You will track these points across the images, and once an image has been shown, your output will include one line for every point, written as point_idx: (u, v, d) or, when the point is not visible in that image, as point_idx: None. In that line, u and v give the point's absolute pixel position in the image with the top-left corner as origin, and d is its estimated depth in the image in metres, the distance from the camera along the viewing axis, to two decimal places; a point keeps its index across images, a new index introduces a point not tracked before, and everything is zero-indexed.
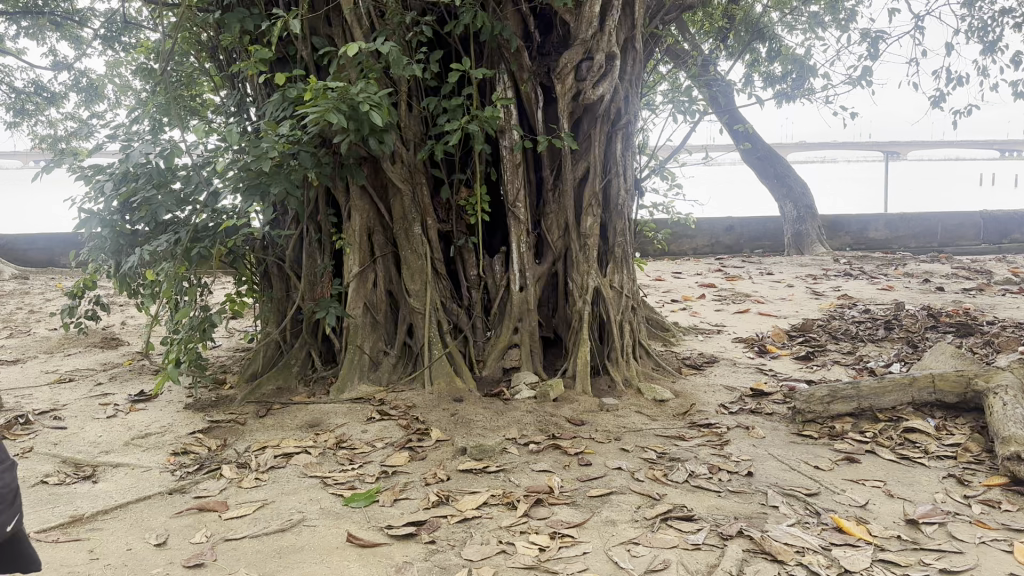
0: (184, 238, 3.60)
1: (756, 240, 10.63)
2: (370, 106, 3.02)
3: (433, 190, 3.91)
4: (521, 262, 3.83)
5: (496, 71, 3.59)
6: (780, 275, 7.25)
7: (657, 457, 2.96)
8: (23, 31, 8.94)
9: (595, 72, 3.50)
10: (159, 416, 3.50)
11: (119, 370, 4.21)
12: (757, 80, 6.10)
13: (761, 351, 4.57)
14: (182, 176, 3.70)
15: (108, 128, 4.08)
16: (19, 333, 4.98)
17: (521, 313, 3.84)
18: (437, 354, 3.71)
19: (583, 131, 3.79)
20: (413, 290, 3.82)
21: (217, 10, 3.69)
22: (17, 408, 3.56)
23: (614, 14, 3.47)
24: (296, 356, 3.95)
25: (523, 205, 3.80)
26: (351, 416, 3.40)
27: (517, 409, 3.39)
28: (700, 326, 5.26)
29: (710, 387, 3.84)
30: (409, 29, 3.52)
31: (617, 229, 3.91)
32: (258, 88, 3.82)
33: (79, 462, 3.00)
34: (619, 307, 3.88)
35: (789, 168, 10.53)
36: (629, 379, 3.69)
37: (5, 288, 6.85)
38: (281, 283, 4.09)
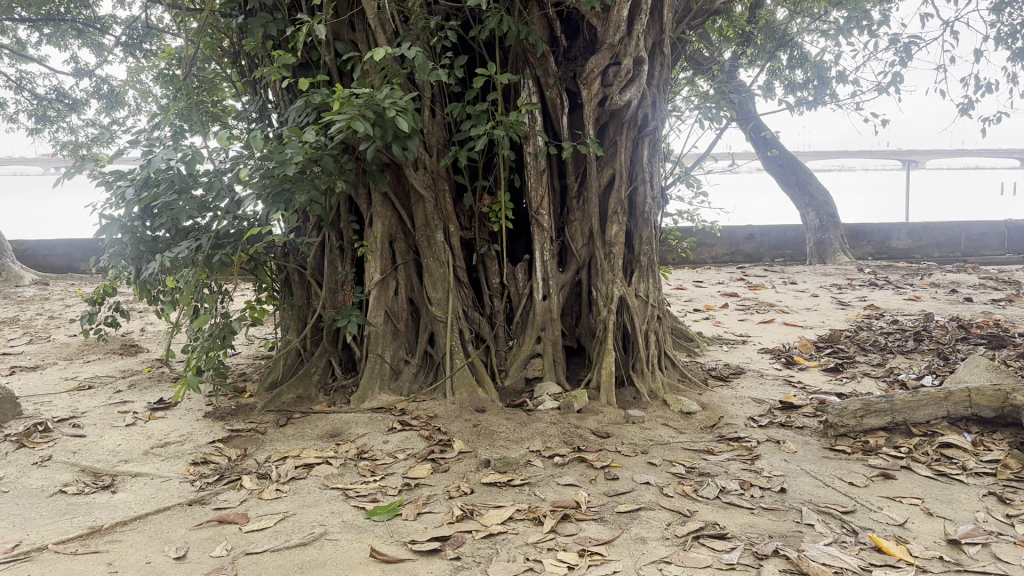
0: (205, 245, 3.57)
1: (777, 249, 10.52)
2: (396, 112, 2.97)
3: (455, 197, 3.86)
4: (544, 270, 3.77)
5: (521, 76, 3.54)
6: (803, 284, 7.14)
7: (685, 472, 2.89)
8: (46, 38, 9.02)
9: (622, 77, 3.45)
10: (178, 424, 3.46)
11: (139, 377, 4.19)
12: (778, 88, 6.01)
13: (788, 363, 4.48)
14: (204, 182, 3.67)
15: (129, 134, 4.06)
16: (39, 339, 4.98)
17: (545, 322, 3.78)
18: (459, 363, 3.65)
19: (608, 137, 3.73)
20: (435, 299, 3.76)
21: (240, 16, 3.66)
22: (36, 415, 3.53)
23: (642, 18, 3.41)
24: (316, 364, 3.90)
25: (547, 212, 3.74)
26: (372, 426, 3.34)
27: (541, 420, 3.32)
28: (724, 336, 5.18)
29: (738, 399, 3.75)
30: (434, 34, 3.48)
31: (643, 237, 3.84)
32: (281, 94, 3.78)
33: (98, 471, 2.96)
34: (644, 317, 3.81)
35: (811, 176, 10.40)
36: (655, 391, 3.62)
37: (26, 293, 6.88)
38: (302, 290, 4.05)
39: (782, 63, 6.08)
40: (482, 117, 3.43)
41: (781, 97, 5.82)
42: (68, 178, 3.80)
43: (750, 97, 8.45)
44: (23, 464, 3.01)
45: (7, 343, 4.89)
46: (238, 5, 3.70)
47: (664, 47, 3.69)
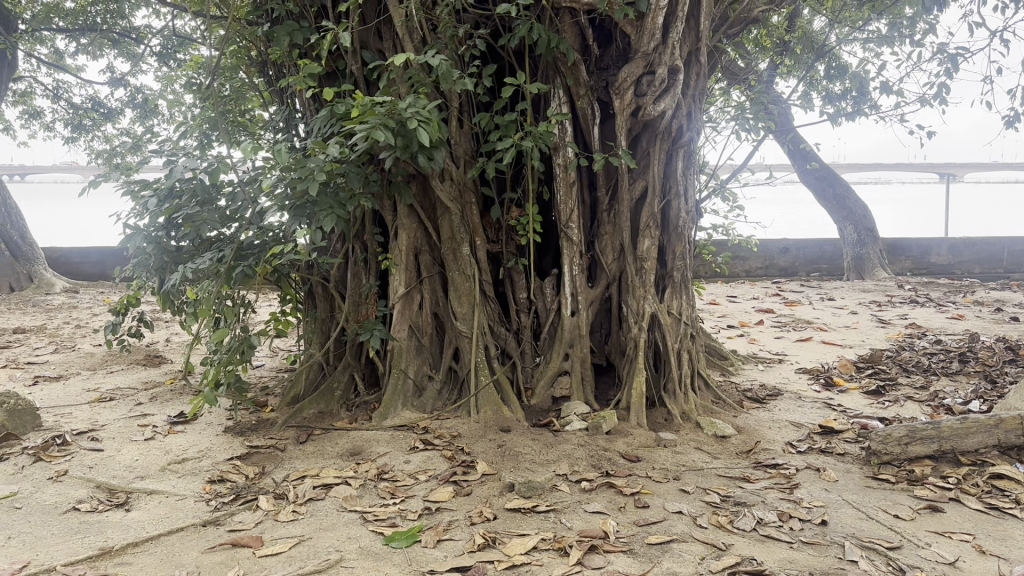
0: (227, 256, 3.50)
1: (814, 263, 10.28)
2: (418, 122, 2.88)
3: (483, 209, 3.76)
4: (573, 285, 3.65)
5: (551, 86, 3.43)
6: (841, 301, 6.94)
7: (720, 501, 2.74)
8: (82, 48, 9.11)
9: (656, 87, 3.32)
10: (197, 439, 3.39)
11: (160, 390, 4.13)
12: (816, 99, 5.84)
13: (827, 385, 4.31)
14: (227, 193, 3.61)
15: (155, 143, 4.02)
16: (64, 348, 4.96)
17: (573, 339, 3.66)
18: (484, 381, 3.54)
19: (641, 149, 3.60)
20: (460, 314, 3.66)
21: (266, 24, 3.59)
22: (56, 428, 3.49)
23: (678, 26, 3.27)
24: (339, 379, 3.81)
25: (576, 225, 3.62)
26: (394, 445, 3.24)
27: (569, 442, 3.20)
28: (760, 354, 5.01)
29: (776, 423, 3.60)
30: (462, 42, 3.39)
31: (676, 253, 3.70)
32: (306, 102, 3.71)
33: (113, 488, 2.89)
34: (677, 335, 3.67)
35: (849, 189, 10.16)
36: (688, 412, 3.47)
37: (55, 301, 6.91)
38: (325, 303, 3.97)
39: (820, 75, 5.90)
40: (510, 127, 3.33)
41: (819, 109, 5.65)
42: (92, 188, 3.75)
43: (786, 108, 8.26)
44: (38, 479, 2.95)
45: (32, 352, 4.87)
46: (266, 13, 3.64)
47: (700, 56, 3.55)
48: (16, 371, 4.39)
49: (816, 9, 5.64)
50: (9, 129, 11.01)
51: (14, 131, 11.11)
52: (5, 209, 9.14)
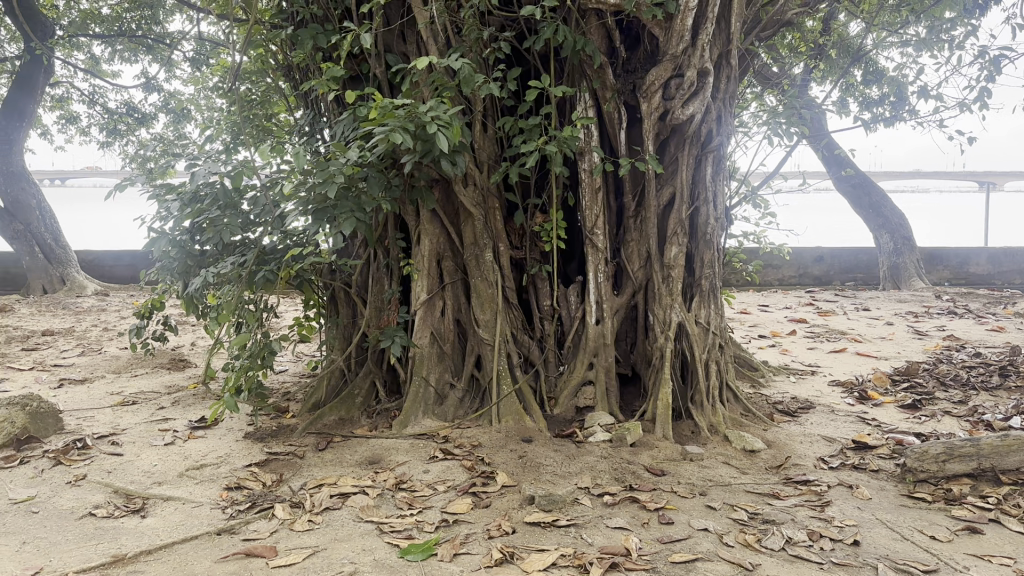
0: (249, 260, 3.47)
1: (848, 272, 10.08)
2: (438, 126, 2.82)
3: (507, 214, 3.71)
4: (598, 292, 3.57)
5: (576, 89, 3.36)
6: (876, 311, 6.76)
7: (748, 518, 2.65)
8: (118, 54, 9.22)
9: (684, 90, 3.24)
10: (216, 445, 3.36)
11: (183, 394, 4.12)
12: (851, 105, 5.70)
13: (862, 399, 4.17)
14: (250, 197, 3.59)
15: (180, 147, 4.02)
16: (91, 352, 4.99)
17: (597, 348, 3.58)
18: (506, 390, 3.47)
19: (669, 154, 3.52)
20: (482, 321, 3.60)
21: (290, 27, 3.56)
22: (77, 431, 3.49)
23: (708, 27, 3.18)
24: (360, 386, 3.77)
25: (602, 232, 3.55)
26: (414, 454, 3.18)
27: (592, 454, 3.12)
28: (791, 366, 4.88)
29: (807, 438, 3.48)
30: (486, 45, 3.34)
31: (704, 261, 3.60)
32: (330, 106, 3.67)
33: (130, 493, 2.86)
34: (705, 345, 3.56)
35: (885, 197, 9.94)
36: (716, 425, 3.37)
37: (86, 304, 6.97)
38: (348, 308, 3.93)
39: (856, 81, 5.76)
40: (534, 131, 3.27)
41: (855, 114, 5.51)
42: (117, 192, 3.73)
43: (820, 114, 8.11)
44: (57, 483, 2.94)
45: (60, 354, 4.91)
46: (290, 16, 3.61)
47: (730, 59, 3.45)
48: (43, 374, 4.42)
49: (851, 13, 5.52)
50: (47, 133, 11.21)
51: (51, 136, 11.30)
52: (39, 212, 9.27)
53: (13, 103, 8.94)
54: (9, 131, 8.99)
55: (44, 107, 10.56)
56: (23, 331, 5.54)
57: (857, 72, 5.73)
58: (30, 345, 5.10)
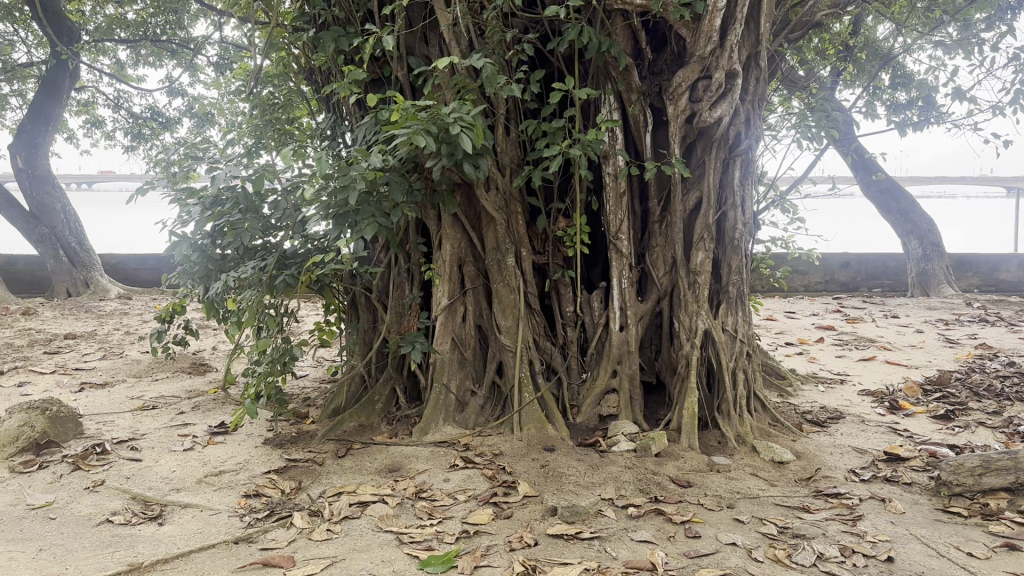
0: (270, 265, 3.44)
1: (875, 278, 9.93)
2: (461, 128, 2.77)
3: (529, 219, 3.65)
4: (622, 299, 3.51)
5: (601, 92, 3.30)
6: (906, 319, 6.63)
7: (777, 532, 2.57)
8: (143, 58, 9.27)
9: (712, 92, 3.17)
10: (236, 451, 3.33)
11: (203, 399, 4.10)
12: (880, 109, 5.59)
13: (893, 408, 4.07)
14: (271, 201, 3.56)
15: (201, 150, 4.01)
16: (112, 355, 4.99)
17: (621, 355, 3.51)
18: (528, 398, 3.41)
19: (696, 157, 3.44)
20: (504, 327, 3.54)
21: (312, 29, 3.53)
22: (97, 436, 3.47)
23: (737, 27, 3.10)
24: (380, 392, 3.72)
25: (626, 237, 3.48)
26: (434, 462, 3.13)
27: (616, 464, 3.05)
28: (820, 374, 4.78)
29: (838, 449, 3.39)
30: (510, 47, 3.29)
31: (732, 266, 3.51)
32: (351, 110, 3.64)
33: (148, 500, 2.83)
34: (732, 353, 3.47)
35: (913, 202, 9.75)
36: (743, 435, 3.28)
37: (108, 307, 7.00)
38: (368, 313, 3.89)
39: (884, 85, 5.65)
40: (557, 134, 3.21)
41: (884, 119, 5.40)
42: (138, 195, 3.71)
43: (846, 119, 7.97)
44: (75, 489, 2.92)
45: (82, 358, 4.92)
46: (312, 19, 3.57)
47: (759, 60, 3.38)
48: (64, 378, 4.42)
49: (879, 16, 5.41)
50: (73, 137, 11.32)
51: (77, 140, 11.41)
52: (64, 215, 9.35)
53: (40, 106, 9.02)
54: (35, 135, 9.09)
55: (70, 111, 10.66)
56: (46, 334, 5.57)
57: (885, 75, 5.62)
58: (53, 348, 5.12)
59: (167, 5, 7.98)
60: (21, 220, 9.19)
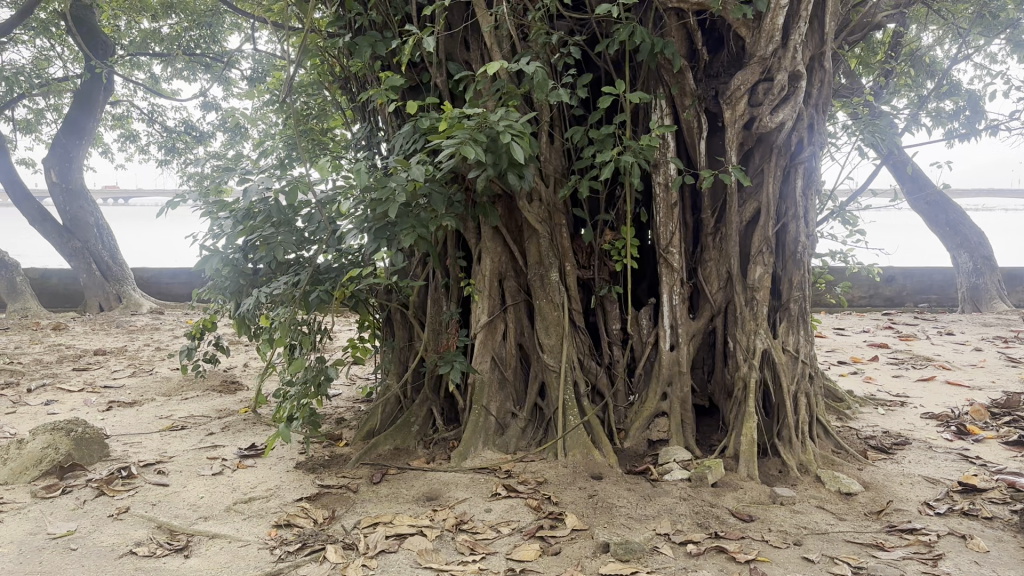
0: (303, 280, 3.27)
1: (922, 294, 9.58)
2: (511, 136, 2.61)
3: (574, 232, 3.47)
4: (672, 316, 3.31)
5: (652, 96, 3.12)
6: (961, 336, 6.32)
7: (851, 573, 2.32)
8: (177, 72, 9.25)
9: (773, 95, 2.97)
10: (266, 476, 3.16)
11: (233, 419, 3.95)
12: (932, 117, 5.34)
13: (961, 434, 3.78)
14: (304, 214, 3.39)
15: (233, 161, 3.87)
16: (142, 372, 4.88)
17: (672, 376, 3.30)
18: (573, 421, 3.21)
19: (754, 165, 3.24)
20: (547, 345, 3.35)
21: (348, 34, 3.36)
22: (123, 459, 3.33)
23: (801, 26, 2.91)
24: (417, 412, 3.54)
25: (678, 250, 3.28)
26: (474, 489, 2.93)
27: (669, 494, 2.83)
28: (878, 396, 4.52)
29: (907, 479, 3.13)
30: (555, 50, 3.12)
31: (793, 282, 3.29)
32: (387, 118, 3.47)
33: (174, 529, 2.68)
34: (792, 375, 3.25)
35: (963, 215, 9.43)
36: (807, 464, 3.06)
37: (138, 322, 6.94)
38: (404, 330, 3.71)
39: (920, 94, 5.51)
40: (606, 142, 3.02)
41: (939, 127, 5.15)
42: (169, 209, 3.59)
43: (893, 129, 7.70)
44: (99, 516, 2.77)
45: (111, 375, 4.81)
46: (348, 24, 3.42)
47: (824, 61, 3.17)
48: (92, 396, 4.31)
49: (924, 24, 5.19)
50: (108, 152, 11.37)
51: (112, 154, 11.45)
52: (97, 230, 9.35)
53: (74, 122, 9.06)
54: (69, 149, 9.07)
55: (106, 126, 10.70)
56: (76, 349, 5.48)
57: (919, 86, 5.42)
58: (82, 365, 5.02)
59: (201, 19, 7.94)
60: (55, 234, 9.23)
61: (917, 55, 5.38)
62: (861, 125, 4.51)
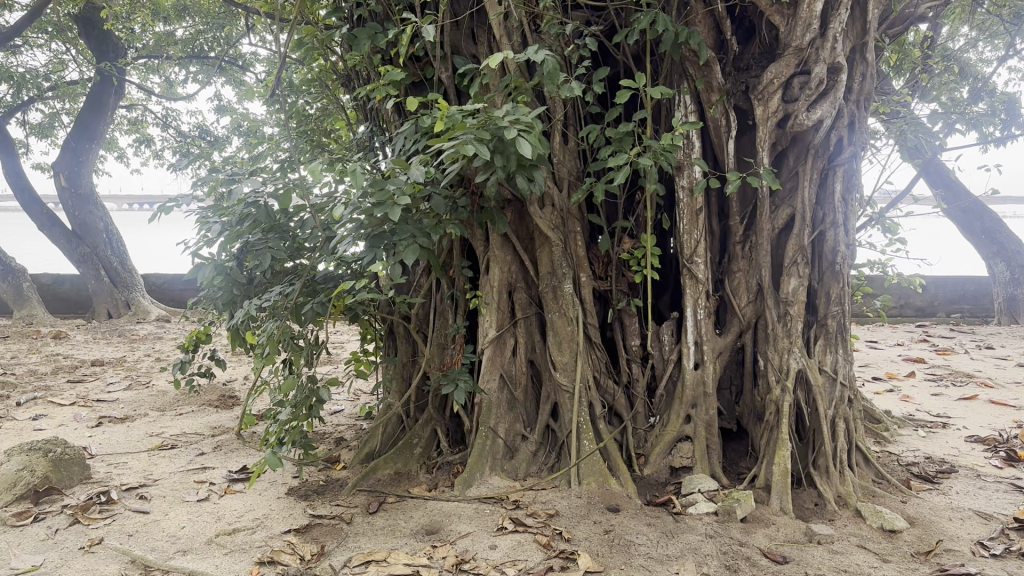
0: (296, 290, 3.02)
1: (954, 303, 9.20)
2: (518, 130, 2.34)
3: (590, 239, 3.22)
4: (697, 332, 3.03)
5: (675, 91, 2.86)
6: (1002, 349, 5.99)
7: None
8: (193, 75, 9.10)
9: (811, 89, 2.70)
10: (255, 503, 2.92)
11: (226, 438, 3.73)
12: (968, 120, 5.10)
13: (1011, 460, 3.44)
14: (298, 218, 3.15)
15: (226, 162, 3.66)
16: (137, 385, 4.69)
17: (696, 398, 3.02)
18: (588, 447, 2.93)
19: (788, 167, 2.96)
20: (560, 363, 3.07)
21: (346, 26, 3.14)
22: (104, 482, 3.11)
23: (842, 12, 2.65)
24: (419, 433, 3.29)
25: (703, 260, 3.01)
26: (479, 522, 2.66)
27: (694, 531, 2.55)
28: (917, 416, 4.21)
29: (956, 513, 2.81)
30: (569, 42, 2.88)
31: (832, 295, 2.98)
32: (389, 117, 3.24)
33: (148, 564, 2.42)
34: (830, 399, 2.95)
35: (1000, 223, 9.12)
36: (846, 497, 2.76)
37: (142, 331, 6.76)
38: (406, 344, 3.47)
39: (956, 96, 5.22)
40: (625, 140, 2.77)
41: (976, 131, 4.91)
42: (162, 214, 3.27)
43: None
44: (69, 549, 2.53)
45: (105, 388, 4.61)
46: (348, 15, 3.19)
47: (866, 53, 2.91)
48: (83, 411, 4.11)
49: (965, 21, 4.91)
50: (123, 157, 11.28)
51: (128, 159, 11.38)
52: (106, 235, 9.21)
53: (83, 123, 8.92)
54: (79, 151, 8.95)
55: (121, 130, 10.62)
56: (73, 360, 5.31)
57: (959, 87, 5.12)
58: (77, 377, 4.84)
59: (214, 21, 7.75)
60: (64, 239, 9.08)
61: (959, 53, 5.07)
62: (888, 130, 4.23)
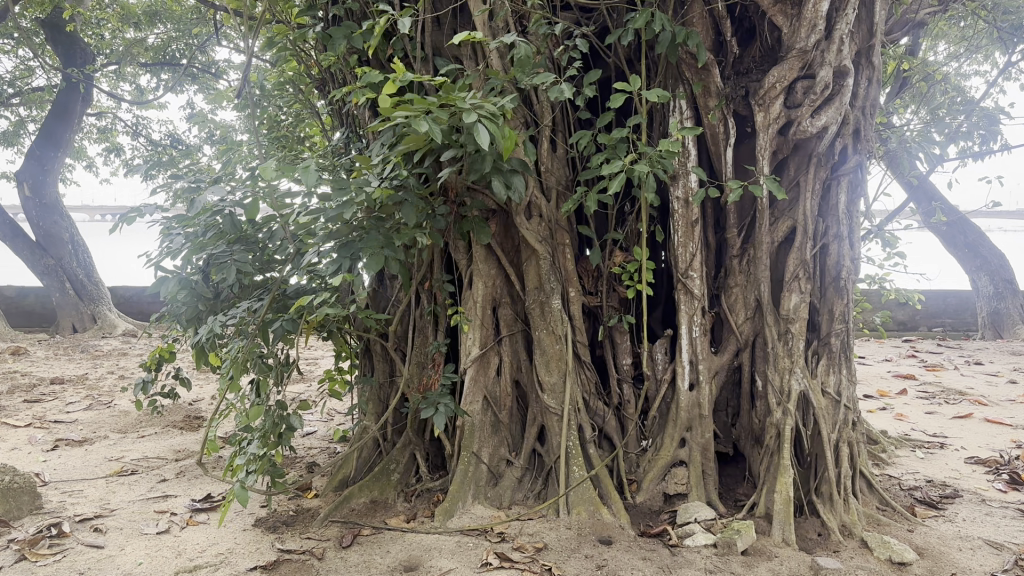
0: (262, 308, 2.81)
1: (936, 317, 9.16)
2: (480, 116, 2.06)
3: (577, 253, 3.07)
4: (693, 350, 2.87)
5: (672, 97, 2.71)
6: (991, 365, 5.91)
7: None
8: (164, 83, 8.83)
9: (815, 94, 2.57)
10: (219, 536, 2.70)
11: (192, 463, 3.51)
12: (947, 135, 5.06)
13: (1014, 483, 3.29)
14: (267, 228, 2.97)
15: (194, 169, 3.45)
16: (98, 406, 4.44)
17: (691, 420, 2.85)
18: (578, 474, 2.75)
19: (789, 177, 2.82)
20: (547, 384, 2.90)
21: (321, 25, 2.96)
22: (55, 513, 2.88)
23: (849, 13, 2.53)
24: (398, 459, 3.10)
25: (699, 274, 2.86)
26: (461, 558, 2.44)
27: (692, 566, 2.36)
28: (913, 436, 4.08)
29: (967, 542, 2.64)
30: (557, 43, 2.75)
31: (834, 312, 2.84)
32: (366, 121, 3.05)
33: None
34: (833, 422, 2.79)
35: (982, 235, 9.05)
36: (851, 526, 2.59)
37: (106, 346, 6.49)
38: (384, 363, 3.28)
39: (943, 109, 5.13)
40: (618, 148, 2.60)
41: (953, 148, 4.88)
42: (123, 224, 3.05)
43: None
44: None
45: (63, 408, 4.37)
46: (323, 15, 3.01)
47: (872, 56, 2.77)
48: (38, 433, 3.87)
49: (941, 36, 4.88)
50: (92, 166, 10.99)
51: (96, 168, 11.08)
52: (72, 247, 8.94)
53: (49, 131, 8.67)
54: (46, 160, 8.74)
55: (89, 139, 10.33)
56: (31, 377, 5.05)
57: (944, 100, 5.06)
58: (34, 396, 4.58)
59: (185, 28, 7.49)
60: (27, 251, 8.76)
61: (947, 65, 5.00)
62: (883, 143, 4.13)
